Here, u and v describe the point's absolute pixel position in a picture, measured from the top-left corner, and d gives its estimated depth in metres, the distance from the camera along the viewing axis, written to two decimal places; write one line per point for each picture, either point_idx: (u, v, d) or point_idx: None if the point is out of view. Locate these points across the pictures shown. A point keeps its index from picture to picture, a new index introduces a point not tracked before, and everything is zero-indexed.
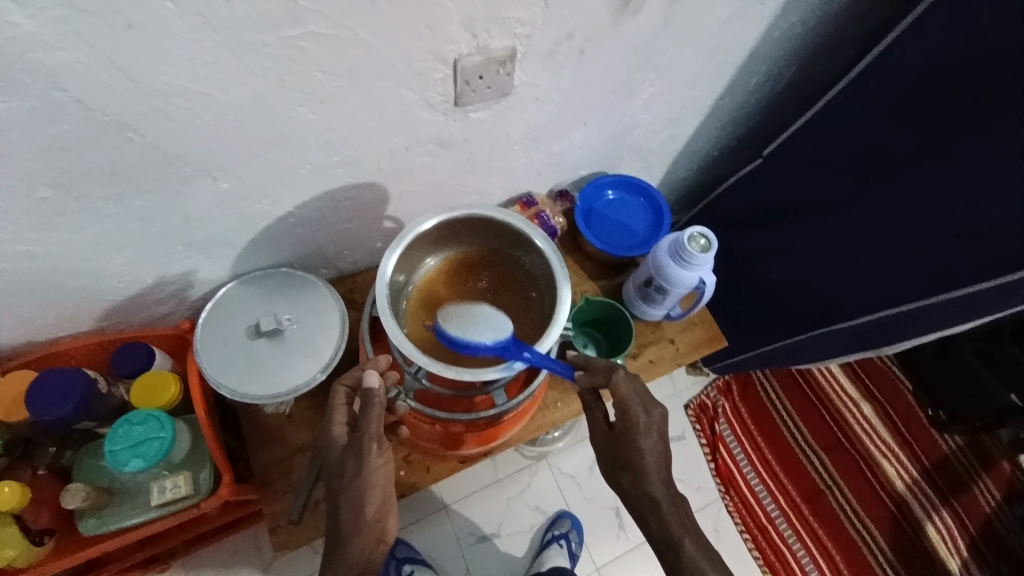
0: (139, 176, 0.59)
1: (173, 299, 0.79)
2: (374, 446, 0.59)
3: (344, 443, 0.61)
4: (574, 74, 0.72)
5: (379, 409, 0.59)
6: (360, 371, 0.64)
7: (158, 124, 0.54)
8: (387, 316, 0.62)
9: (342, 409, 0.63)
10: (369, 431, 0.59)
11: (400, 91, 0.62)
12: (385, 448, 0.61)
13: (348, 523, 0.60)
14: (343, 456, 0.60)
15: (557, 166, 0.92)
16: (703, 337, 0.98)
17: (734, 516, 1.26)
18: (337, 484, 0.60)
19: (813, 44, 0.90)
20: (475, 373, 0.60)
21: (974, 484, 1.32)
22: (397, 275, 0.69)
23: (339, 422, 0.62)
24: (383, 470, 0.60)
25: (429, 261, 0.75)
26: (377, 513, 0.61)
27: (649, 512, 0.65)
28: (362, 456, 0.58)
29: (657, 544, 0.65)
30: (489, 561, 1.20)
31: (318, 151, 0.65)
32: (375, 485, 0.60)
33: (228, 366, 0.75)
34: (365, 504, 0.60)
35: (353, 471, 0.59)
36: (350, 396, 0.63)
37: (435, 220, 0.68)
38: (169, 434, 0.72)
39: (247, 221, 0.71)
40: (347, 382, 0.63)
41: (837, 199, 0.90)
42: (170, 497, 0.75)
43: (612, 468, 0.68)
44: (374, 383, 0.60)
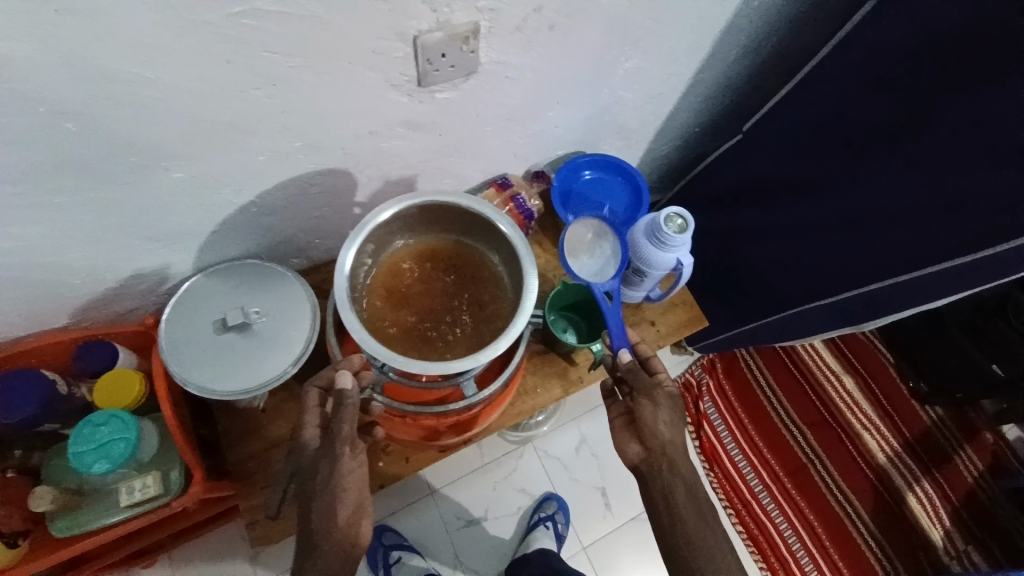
0: (92, 169, 0.56)
1: (138, 296, 0.76)
2: (347, 450, 0.57)
3: (317, 446, 0.58)
4: (545, 50, 0.69)
5: (351, 411, 0.58)
6: (332, 370, 0.62)
7: (105, 113, 0.51)
8: (346, 308, 0.58)
9: (313, 410, 0.60)
10: (342, 432, 0.57)
11: (362, 72, 0.59)
12: (360, 451, 0.59)
13: (318, 527, 0.56)
14: (315, 460, 0.57)
15: (533, 147, 0.89)
16: (684, 317, 0.98)
17: (718, 491, 1.29)
18: (308, 489, 0.57)
19: (793, 13, 0.88)
20: (444, 364, 0.58)
21: (956, 455, 1.34)
22: (359, 271, 0.65)
23: (311, 425, 0.59)
24: (357, 473, 0.58)
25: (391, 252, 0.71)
26: (350, 517, 0.57)
27: (679, 459, 0.66)
28: (335, 460, 0.57)
29: (692, 514, 0.63)
30: (477, 544, 1.20)
31: (278, 137, 0.62)
32: (350, 488, 0.57)
33: (196, 362, 0.72)
34: (337, 508, 0.56)
35: (325, 476, 0.56)
36: (322, 397, 0.61)
37: (394, 210, 0.63)
38: (135, 434, 0.70)
39: (210, 212, 0.68)
40: (319, 383, 0.60)
41: (818, 174, 0.88)
42: (139, 497, 0.72)
43: (670, 422, 0.67)
44: (347, 384, 0.58)
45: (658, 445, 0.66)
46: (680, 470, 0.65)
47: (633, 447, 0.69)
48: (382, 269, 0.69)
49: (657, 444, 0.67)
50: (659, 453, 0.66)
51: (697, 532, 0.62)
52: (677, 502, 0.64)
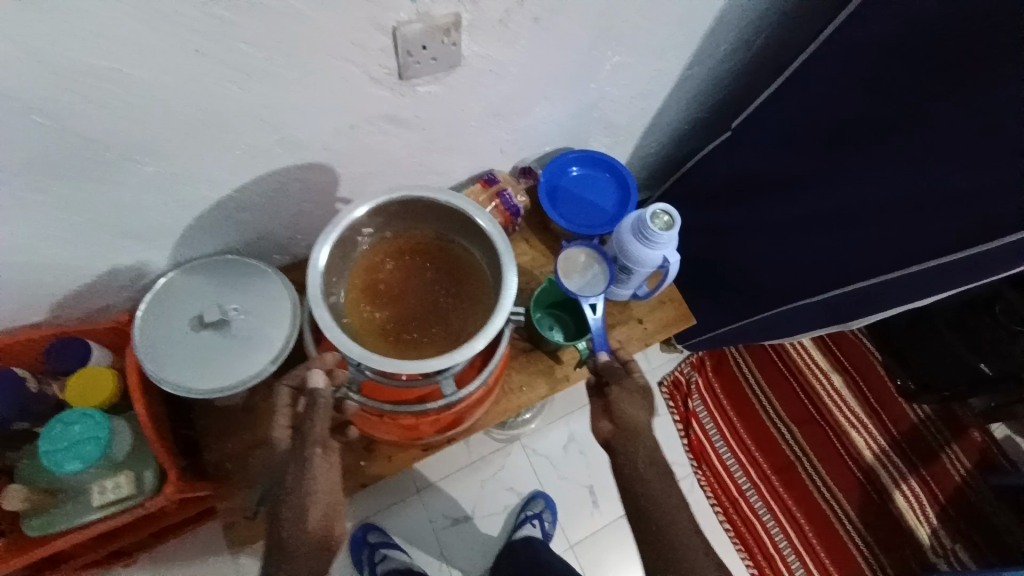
0: (61, 162, 0.54)
1: (112, 292, 0.74)
2: (318, 450, 0.57)
3: (287, 447, 0.57)
4: (530, 43, 0.68)
5: (324, 409, 0.57)
6: (304, 368, 0.60)
7: (72, 104, 0.50)
8: (320, 307, 0.57)
9: (285, 411, 0.59)
10: (314, 433, 0.56)
11: (340, 64, 0.58)
12: (331, 451, 0.58)
13: (289, 529, 0.54)
14: (285, 462, 0.56)
15: (520, 142, 0.88)
16: (672, 315, 0.97)
17: (706, 489, 1.29)
18: (277, 491, 0.55)
19: (782, 9, 0.87)
20: (419, 365, 0.56)
21: (942, 453, 1.35)
22: (333, 269, 0.63)
23: (282, 425, 0.58)
24: (328, 474, 0.57)
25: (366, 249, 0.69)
26: (323, 520, 0.55)
27: (642, 435, 0.67)
28: (305, 461, 0.56)
29: (651, 489, 0.64)
30: (464, 543, 1.19)
31: (254, 131, 0.61)
32: (321, 491, 0.56)
33: (172, 360, 0.71)
34: (307, 512, 0.55)
35: (296, 478, 0.55)
36: (294, 397, 0.60)
37: (369, 206, 0.62)
38: (106, 433, 0.68)
39: (186, 207, 0.67)
40: (290, 383, 0.59)
41: (807, 172, 0.88)
42: (110, 498, 0.71)
43: (637, 408, 0.68)
44: (319, 383, 0.58)
45: (626, 420, 0.67)
46: (644, 442, 0.66)
47: (603, 424, 0.69)
48: (359, 268, 0.67)
49: (624, 420, 0.67)
50: (626, 428, 0.67)
51: (654, 501, 0.63)
52: (641, 473, 0.64)
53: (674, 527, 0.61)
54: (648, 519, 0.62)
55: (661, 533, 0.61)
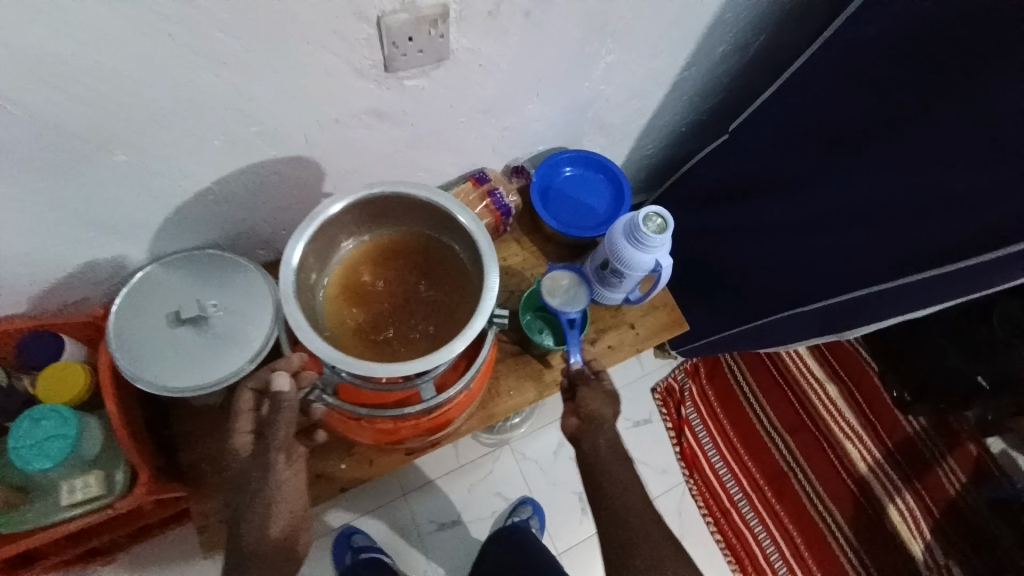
0: (28, 150, 0.52)
1: (85, 285, 0.71)
2: (282, 457, 0.54)
3: (248, 454, 0.55)
4: (520, 37, 0.66)
5: (289, 413, 0.55)
6: (268, 371, 0.57)
7: (38, 90, 0.48)
8: (292, 307, 0.54)
9: (247, 415, 0.57)
10: (277, 439, 0.54)
11: (322, 54, 0.56)
12: (295, 459, 0.56)
13: (249, 541, 0.53)
14: (246, 469, 0.54)
15: (512, 141, 0.86)
16: (665, 321, 0.94)
17: (697, 498, 1.27)
18: (238, 500, 0.54)
19: (781, 11, 0.85)
20: (390, 369, 0.54)
21: (937, 466, 1.32)
22: (309, 267, 0.61)
23: (244, 430, 0.56)
24: (292, 483, 0.55)
25: (346, 248, 0.67)
26: (286, 531, 0.55)
27: (604, 431, 0.69)
28: (267, 469, 0.53)
29: (616, 484, 0.66)
30: (449, 549, 1.17)
31: (233, 122, 0.59)
32: (284, 499, 0.54)
33: (148, 358, 0.69)
34: (270, 520, 0.53)
35: (256, 488, 0.53)
36: (257, 400, 0.57)
37: (347, 202, 0.60)
38: (74, 431, 0.66)
39: (162, 200, 0.65)
40: (253, 385, 0.56)
41: (804, 178, 0.86)
42: (79, 498, 0.68)
43: (602, 406, 0.70)
44: (283, 387, 0.55)
45: (589, 413, 0.70)
46: (606, 429, 0.69)
47: (570, 420, 0.71)
48: (339, 267, 0.66)
49: (587, 413, 0.70)
50: (591, 421, 0.69)
51: (616, 493, 0.65)
52: (603, 459, 0.67)
53: (633, 517, 0.63)
54: (611, 509, 0.64)
55: (624, 517, 0.64)
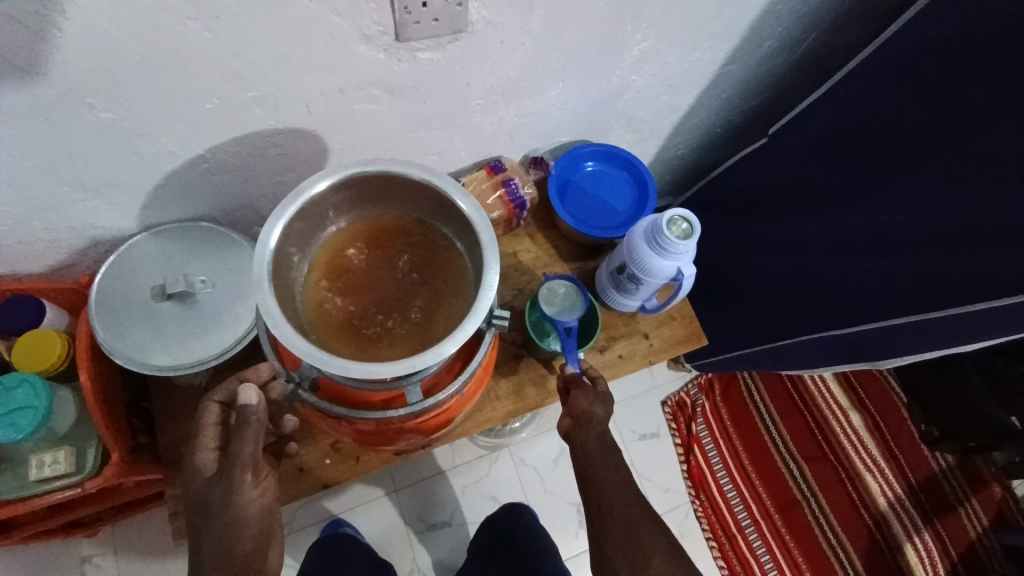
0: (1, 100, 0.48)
1: (69, 250, 0.68)
2: (248, 476, 0.49)
3: (212, 473, 0.50)
4: (546, 14, 0.60)
5: (257, 429, 0.49)
6: (236, 382, 0.53)
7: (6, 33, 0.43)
8: (266, 294, 0.50)
9: (211, 430, 0.51)
10: (242, 457, 0.49)
11: (324, 14, 0.51)
12: (263, 477, 0.51)
13: (212, 563, 0.49)
14: (208, 490, 0.49)
15: (531, 129, 0.81)
16: (681, 333, 0.88)
17: (701, 519, 1.21)
18: (200, 523, 0.49)
19: (838, 5, 0.78)
20: (368, 371, 0.48)
21: (960, 506, 1.24)
22: (290, 249, 0.56)
23: (208, 448, 0.51)
24: (259, 503, 0.50)
25: (334, 229, 0.61)
26: (252, 552, 0.50)
27: (597, 429, 0.65)
28: (231, 488, 0.48)
29: (610, 492, 0.61)
30: (438, 550, 1.13)
31: (225, 84, 0.54)
32: (249, 521, 0.49)
33: (130, 332, 0.66)
34: (234, 543, 0.49)
35: (221, 509, 0.48)
36: (224, 414, 0.52)
37: (334, 179, 0.54)
38: (44, 404, 0.64)
39: (150, 163, 0.61)
40: (219, 397, 0.52)
41: (847, 189, 0.78)
42: (47, 474, 0.65)
43: (592, 406, 0.65)
44: (251, 399, 0.50)
45: (580, 410, 0.66)
46: (597, 424, 0.65)
47: (563, 420, 0.67)
48: (325, 248, 0.61)
49: (578, 411, 0.66)
50: (584, 419, 0.65)
51: (606, 488, 0.62)
52: (593, 457, 0.63)
53: (620, 519, 0.60)
54: (601, 506, 0.61)
55: (613, 514, 0.60)
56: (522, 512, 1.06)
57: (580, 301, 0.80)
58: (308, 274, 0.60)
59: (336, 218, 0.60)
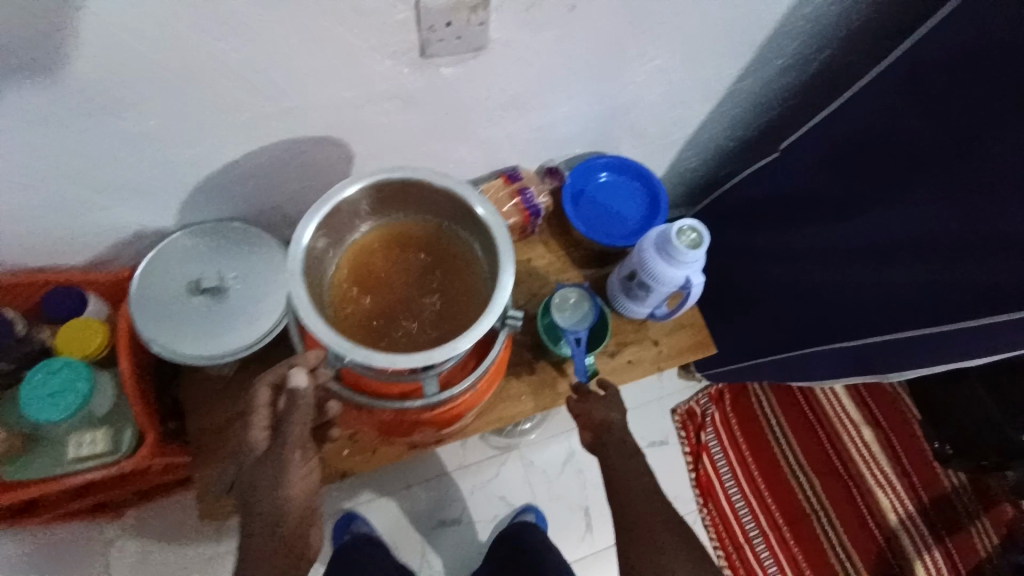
0: (28, 97, 0.51)
1: (111, 245, 0.73)
2: (298, 451, 0.53)
3: (264, 449, 0.53)
4: (562, 31, 0.63)
5: (305, 411, 0.54)
6: (285, 367, 0.55)
7: (22, 25, 0.45)
8: (297, 287, 0.53)
9: (263, 410, 0.55)
10: (292, 435, 0.53)
11: (354, 32, 0.55)
12: (312, 454, 0.54)
13: (259, 531, 0.51)
14: (261, 462, 0.53)
15: (546, 139, 0.84)
16: (690, 341, 0.90)
17: (709, 529, 1.21)
18: (250, 493, 0.52)
19: (849, 25, 0.80)
20: (393, 360, 0.52)
21: (970, 524, 1.23)
22: (321, 248, 0.60)
23: (260, 425, 0.54)
24: (306, 480, 0.53)
25: (361, 231, 0.65)
26: (296, 524, 0.52)
27: (615, 433, 0.69)
28: (282, 461, 0.52)
29: (622, 493, 0.65)
30: (447, 550, 1.15)
31: (261, 95, 0.59)
32: (297, 493, 0.52)
33: (166, 323, 0.70)
34: (282, 512, 0.51)
35: (269, 485, 0.52)
36: (275, 396, 0.55)
37: (363, 184, 0.58)
38: (85, 388, 0.68)
39: (189, 167, 0.65)
40: (270, 380, 0.55)
41: (856, 204, 0.80)
42: (85, 453, 0.70)
43: (606, 416, 0.70)
44: (301, 383, 0.54)
45: (597, 421, 0.70)
46: (616, 430, 0.69)
47: (585, 434, 0.71)
48: (352, 249, 0.65)
49: (595, 422, 0.70)
50: (601, 430, 0.70)
51: (625, 489, 0.65)
52: (613, 460, 0.67)
53: (638, 522, 0.62)
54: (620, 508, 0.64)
55: (629, 512, 0.63)
56: (534, 529, 1.07)
57: (590, 308, 0.82)
58: (335, 272, 0.64)
59: (364, 221, 0.64)
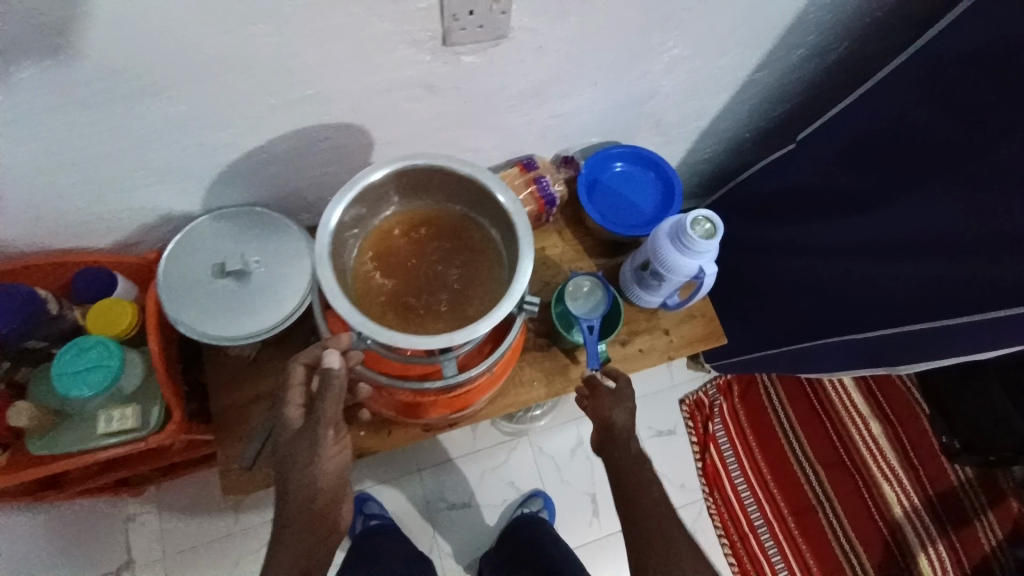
0: (64, 81, 0.52)
1: (139, 228, 0.75)
2: (330, 432, 0.54)
3: (300, 427, 0.55)
4: (582, 20, 0.64)
5: (339, 391, 0.54)
6: (318, 348, 0.57)
7: (58, 10, 0.46)
8: (324, 268, 0.55)
9: (297, 389, 0.56)
10: (325, 415, 0.54)
11: (379, 20, 0.56)
12: (343, 435, 0.56)
13: (295, 507, 0.54)
14: (296, 439, 0.54)
15: (562, 129, 0.85)
16: (701, 331, 0.91)
17: (714, 517, 1.23)
18: (284, 471, 0.54)
19: (868, 16, 0.80)
20: (417, 342, 0.53)
21: (976, 519, 1.23)
22: (346, 229, 0.61)
23: (295, 404, 0.56)
24: (338, 459, 0.55)
25: (385, 215, 0.67)
26: (327, 501, 0.54)
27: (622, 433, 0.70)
28: (316, 441, 0.54)
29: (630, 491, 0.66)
30: (456, 532, 1.18)
31: (287, 82, 0.60)
32: (329, 472, 0.54)
33: (192, 304, 0.73)
34: (315, 490, 0.54)
35: (305, 461, 0.53)
36: (308, 376, 0.57)
37: (389, 169, 0.59)
38: (117, 363, 0.71)
39: (215, 152, 0.67)
40: (305, 360, 0.56)
41: (870, 197, 0.80)
42: (116, 428, 0.72)
43: (614, 415, 0.71)
44: (334, 364, 0.55)
45: (604, 419, 0.71)
46: (622, 430, 0.70)
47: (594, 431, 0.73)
48: (375, 232, 0.66)
49: (603, 420, 0.71)
50: (608, 428, 0.71)
51: (634, 489, 0.66)
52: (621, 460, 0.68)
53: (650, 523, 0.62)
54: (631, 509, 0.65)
55: (640, 513, 0.64)
56: (540, 524, 1.09)
57: (603, 297, 0.84)
58: (359, 254, 0.65)
59: (387, 205, 0.65)
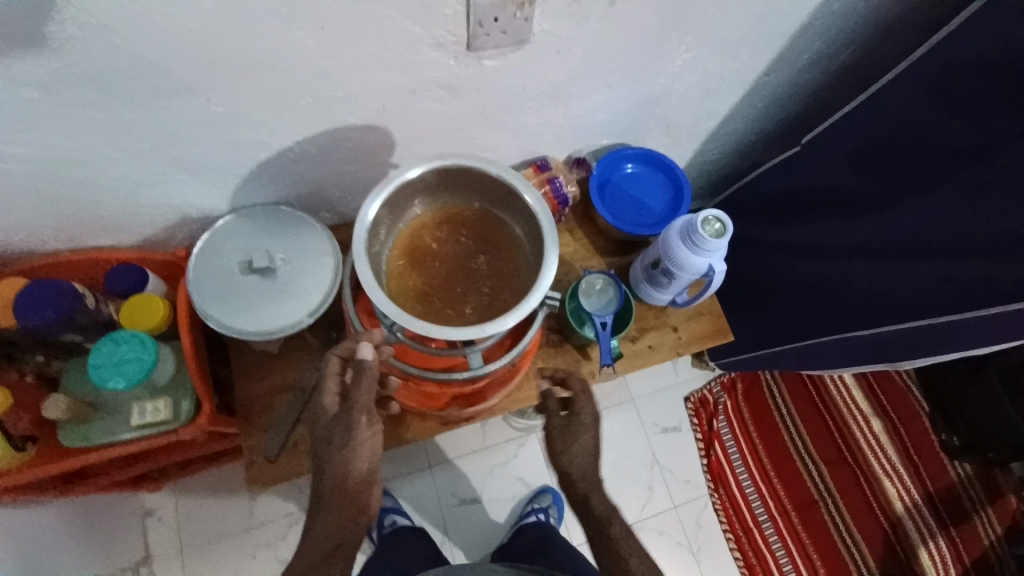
0: (109, 80, 0.54)
1: (167, 223, 0.78)
2: (364, 417, 0.57)
3: (336, 412, 0.58)
4: (600, 26, 0.67)
5: (372, 380, 0.57)
6: (353, 341, 0.60)
7: (110, 12, 0.48)
8: (361, 260, 0.58)
9: (334, 378, 0.59)
10: (359, 402, 0.56)
11: (408, 25, 0.58)
12: (376, 420, 0.58)
13: (329, 489, 0.56)
14: (332, 425, 0.57)
15: (575, 130, 0.87)
16: (708, 328, 0.94)
17: (719, 513, 1.25)
18: (322, 453, 0.57)
19: (872, 23, 0.83)
20: (449, 333, 0.56)
21: (975, 515, 1.26)
22: (380, 225, 0.64)
23: (331, 392, 0.59)
24: (371, 444, 0.57)
25: (415, 212, 0.69)
26: (360, 483, 0.57)
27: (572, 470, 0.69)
28: (350, 426, 0.56)
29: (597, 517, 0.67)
30: (466, 526, 1.20)
31: (318, 83, 0.63)
32: (363, 456, 0.57)
33: (221, 299, 0.75)
34: (349, 472, 0.56)
35: (340, 445, 0.56)
36: (343, 366, 0.60)
37: (423, 168, 0.62)
38: (151, 356, 0.73)
39: (245, 150, 0.69)
40: (340, 352, 0.59)
41: (874, 197, 0.83)
42: (150, 419, 0.76)
43: (564, 451, 0.69)
44: (368, 355, 0.57)
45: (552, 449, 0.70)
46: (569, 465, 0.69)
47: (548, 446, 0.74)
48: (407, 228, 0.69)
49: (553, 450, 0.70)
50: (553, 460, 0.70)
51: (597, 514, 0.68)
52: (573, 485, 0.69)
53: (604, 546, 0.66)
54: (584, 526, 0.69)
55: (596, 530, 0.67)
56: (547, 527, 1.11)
57: (614, 293, 0.87)
58: (391, 249, 0.68)
59: (419, 202, 0.68)
